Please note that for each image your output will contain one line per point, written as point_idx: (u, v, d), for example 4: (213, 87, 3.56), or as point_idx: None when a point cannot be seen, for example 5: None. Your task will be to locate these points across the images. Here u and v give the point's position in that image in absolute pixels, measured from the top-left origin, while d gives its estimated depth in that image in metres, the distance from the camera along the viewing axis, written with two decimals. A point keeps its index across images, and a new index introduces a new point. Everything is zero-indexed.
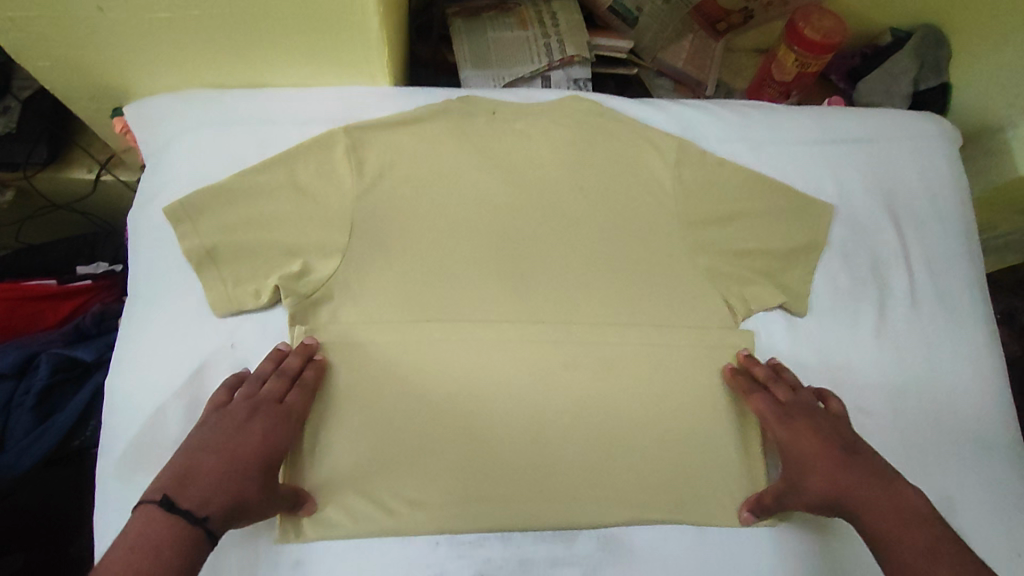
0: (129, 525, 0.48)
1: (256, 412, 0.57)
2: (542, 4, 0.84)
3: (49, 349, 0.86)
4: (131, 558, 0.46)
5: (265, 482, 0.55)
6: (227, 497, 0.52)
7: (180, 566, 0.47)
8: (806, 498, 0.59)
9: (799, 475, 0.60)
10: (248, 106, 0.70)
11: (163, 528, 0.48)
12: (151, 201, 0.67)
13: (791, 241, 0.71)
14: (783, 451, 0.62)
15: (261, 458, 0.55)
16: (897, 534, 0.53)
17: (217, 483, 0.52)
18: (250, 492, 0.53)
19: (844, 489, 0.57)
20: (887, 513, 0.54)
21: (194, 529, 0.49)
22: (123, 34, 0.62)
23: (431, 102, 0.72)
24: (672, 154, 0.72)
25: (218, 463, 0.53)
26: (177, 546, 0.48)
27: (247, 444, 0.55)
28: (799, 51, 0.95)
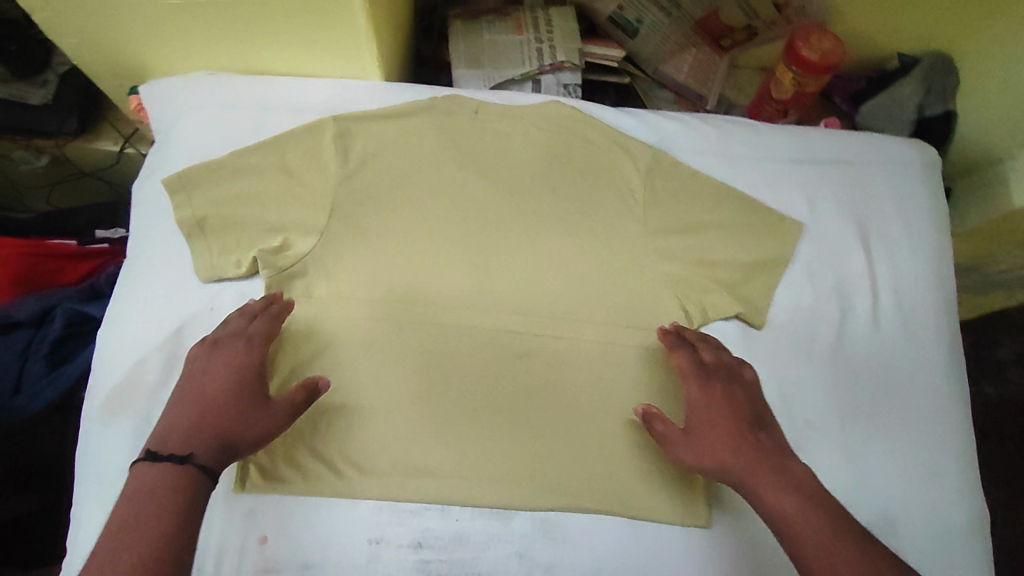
0: (127, 484, 0.52)
1: (217, 361, 0.60)
2: (540, 12, 0.88)
3: (65, 303, 0.94)
4: (132, 510, 0.50)
5: (242, 398, 0.59)
6: (206, 424, 0.56)
7: (180, 510, 0.51)
8: (704, 457, 0.60)
9: (704, 436, 0.61)
10: (248, 92, 0.75)
11: (156, 477, 0.52)
12: (152, 173, 0.73)
13: (754, 255, 0.74)
14: (692, 404, 0.63)
15: (236, 395, 0.58)
16: (786, 514, 0.56)
17: (198, 432, 0.56)
18: (234, 428, 0.57)
19: (746, 462, 0.58)
20: (780, 493, 0.56)
21: (184, 467, 0.53)
22: (141, 18, 0.69)
23: (418, 97, 0.76)
24: (644, 163, 0.75)
25: (195, 415, 0.57)
26: (174, 485, 0.52)
27: (216, 390, 0.58)
28: (796, 70, 0.96)
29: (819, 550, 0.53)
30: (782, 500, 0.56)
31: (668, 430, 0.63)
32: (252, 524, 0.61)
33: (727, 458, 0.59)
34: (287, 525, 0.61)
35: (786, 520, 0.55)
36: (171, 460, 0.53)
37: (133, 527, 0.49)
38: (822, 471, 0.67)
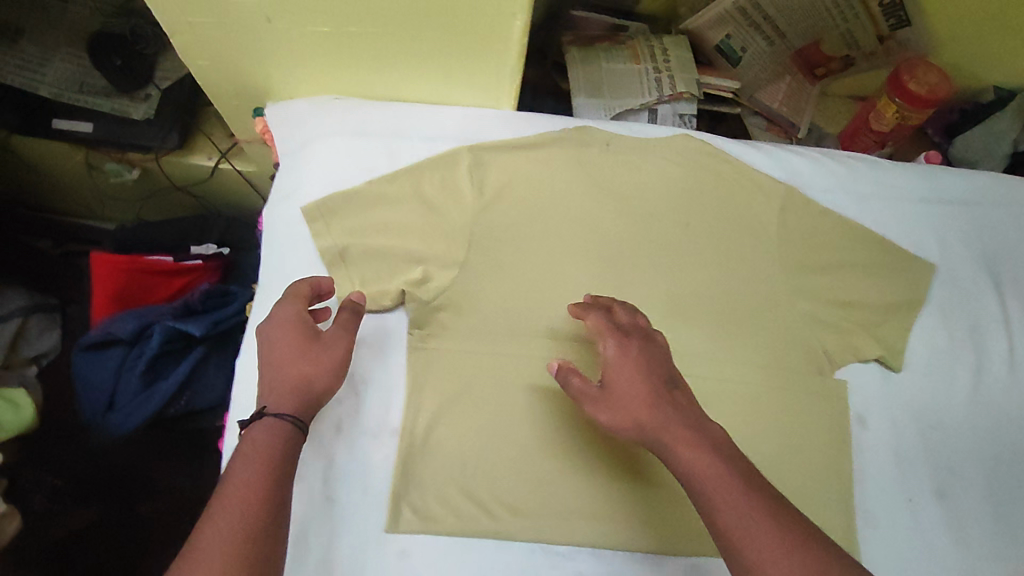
0: (236, 452, 0.55)
1: (270, 323, 0.62)
2: (655, 41, 0.87)
3: (162, 320, 0.93)
4: (248, 456, 0.55)
5: (299, 342, 0.61)
6: (276, 379, 0.59)
7: (283, 466, 0.55)
8: (626, 411, 0.59)
9: (622, 393, 0.59)
10: (381, 118, 0.74)
11: (259, 432, 0.56)
12: (287, 199, 0.72)
13: (888, 297, 0.73)
14: (609, 363, 0.62)
15: (294, 346, 0.60)
16: (699, 471, 0.55)
17: (279, 389, 0.59)
18: (302, 374, 0.59)
19: (662, 422, 0.57)
20: (691, 453, 0.55)
21: (271, 419, 0.57)
22: (282, 44, 0.67)
23: (551, 129, 0.76)
24: (778, 202, 0.74)
25: (272, 377, 0.59)
26: (272, 436, 0.56)
27: (277, 350, 0.60)
28: (901, 102, 0.95)
29: (735, 514, 0.52)
30: (691, 459, 0.55)
31: (582, 384, 0.61)
32: (405, 565, 0.61)
33: (645, 415, 0.58)
34: (443, 566, 0.61)
35: (698, 480, 0.54)
36: (259, 422, 0.57)
37: (246, 487, 0.53)
38: (964, 518, 0.68)
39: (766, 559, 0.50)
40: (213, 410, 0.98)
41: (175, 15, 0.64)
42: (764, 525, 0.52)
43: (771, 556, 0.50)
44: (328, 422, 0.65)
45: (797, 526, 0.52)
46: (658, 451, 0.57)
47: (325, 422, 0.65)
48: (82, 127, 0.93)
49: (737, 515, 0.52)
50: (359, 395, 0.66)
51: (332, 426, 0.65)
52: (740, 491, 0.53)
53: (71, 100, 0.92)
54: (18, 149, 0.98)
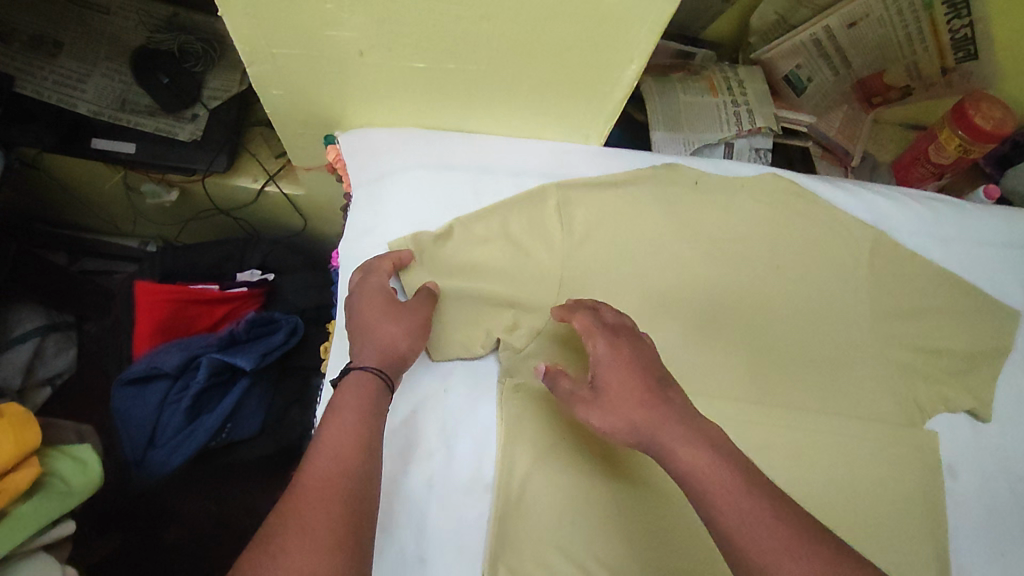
0: (326, 407, 0.55)
1: (355, 290, 0.63)
2: (730, 72, 0.85)
3: (208, 353, 0.88)
4: (344, 403, 0.55)
5: (385, 307, 0.61)
6: (362, 339, 0.59)
7: (373, 418, 0.55)
8: (617, 412, 0.55)
9: (615, 395, 0.55)
10: (465, 152, 0.71)
11: (345, 387, 0.56)
12: (364, 237, 0.68)
13: (978, 345, 0.71)
14: (594, 364, 0.57)
15: (381, 309, 0.61)
16: (696, 472, 0.50)
17: (366, 347, 0.59)
18: (387, 334, 0.59)
19: (657, 424, 0.53)
20: (689, 454, 0.51)
21: (357, 375, 0.57)
22: (368, 76, 0.64)
23: (637, 165, 0.74)
24: (865, 246, 0.73)
25: (359, 337, 0.60)
26: (360, 388, 0.56)
27: (363, 313, 0.61)
28: (964, 137, 0.94)
29: (740, 519, 0.47)
30: (690, 460, 0.51)
31: (578, 390, 0.58)
32: None
33: (640, 418, 0.53)
34: None
35: (699, 482, 0.50)
36: (348, 376, 0.57)
37: (339, 437, 0.53)
38: None
39: (774, 566, 0.46)
40: (252, 441, 0.95)
41: (257, 46, 0.60)
42: (772, 528, 0.47)
43: (782, 560, 0.46)
44: (419, 477, 0.61)
45: (803, 530, 0.47)
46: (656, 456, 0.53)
47: (416, 477, 0.61)
48: (124, 147, 0.86)
49: (740, 519, 0.47)
50: (450, 448, 0.63)
51: (423, 481, 0.61)
52: (743, 493, 0.48)
53: (112, 117, 0.86)
54: (52, 166, 0.93)
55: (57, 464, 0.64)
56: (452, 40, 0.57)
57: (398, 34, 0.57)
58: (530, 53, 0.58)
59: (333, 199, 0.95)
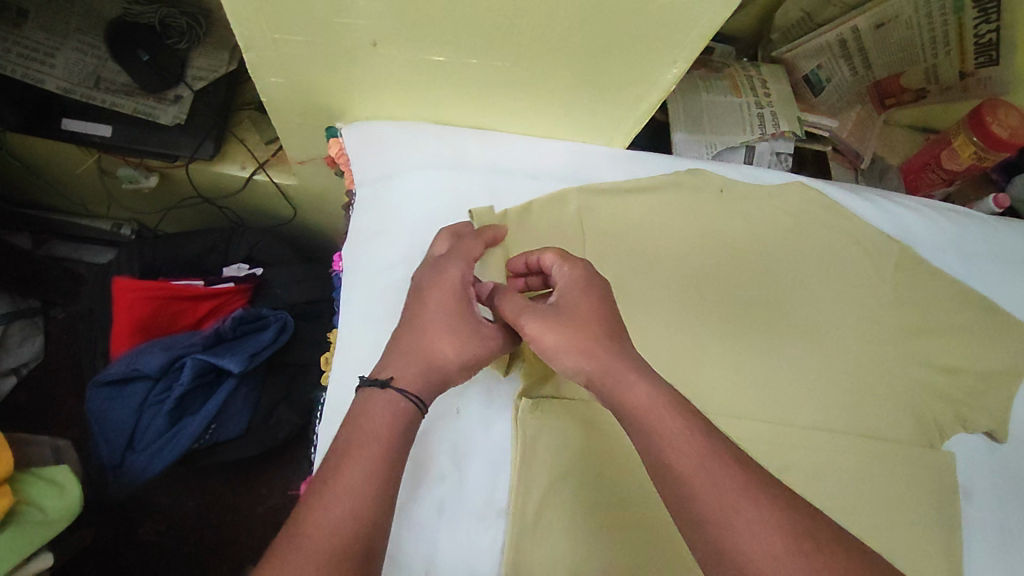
0: (344, 425, 0.47)
1: (432, 283, 0.54)
2: (753, 72, 0.81)
3: (193, 353, 0.83)
4: (362, 430, 0.46)
5: (457, 318, 0.53)
6: (416, 352, 0.51)
7: (393, 449, 0.46)
8: (577, 331, 0.49)
9: (572, 319, 0.50)
10: (480, 150, 0.66)
11: (372, 404, 0.48)
12: (370, 241, 0.64)
13: (1001, 365, 0.70)
14: (563, 288, 0.53)
15: (449, 321, 0.52)
16: (654, 408, 0.44)
17: (414, 360, 0.50)
18: (443, 353, 0.51)
19: (613, 356, 0.48)
20: (643, 387, 0.45)
21: (388, 392, 0.48)
22: (379, 67, 0.58)
23: (661, 170, 0.70)
24: (889, 259, 0.71)
25: (413, 343, 0.51)
26: (387, 414, 0.47)
27: (427, 317, 0.52)
28: (980, 144, 0.92)
29: (697, 458, 0.41)
30: (643, 393, 0.45)
31: (530, 309, 0.52)
32: None
33: (594, 343, 0.48)
34: None
35: (648, 417, 0.44)
36: (382, 393, 0.48)
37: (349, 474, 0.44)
38: None
39: (723, 507, 0.39)
40: (236, 442, 0.90)
41: (258, 30, 0.55)
42: (728, 471, 0.41)
43: (739, 499, 0.39)
44: (430, 503, 0.56)
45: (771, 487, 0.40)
46: (603, 387, 0.47)
47: (426, 501, 0.56)
48: (98, 129, 0.80)
49: (692, 456, 0.41)
50: (462, 472, 0.58)
51: (434, 507, 0.56)
52: (697, 433, 0.43)
53: (85, 96, 0.79)
54: (19, 147, 0.86)
55: (32, 492, 0.64)
56: (477, 34, 0.52)
57: (418, 25, 0.52)
58: (562, 51, 0.53)
59: (327, 192, 0.89)
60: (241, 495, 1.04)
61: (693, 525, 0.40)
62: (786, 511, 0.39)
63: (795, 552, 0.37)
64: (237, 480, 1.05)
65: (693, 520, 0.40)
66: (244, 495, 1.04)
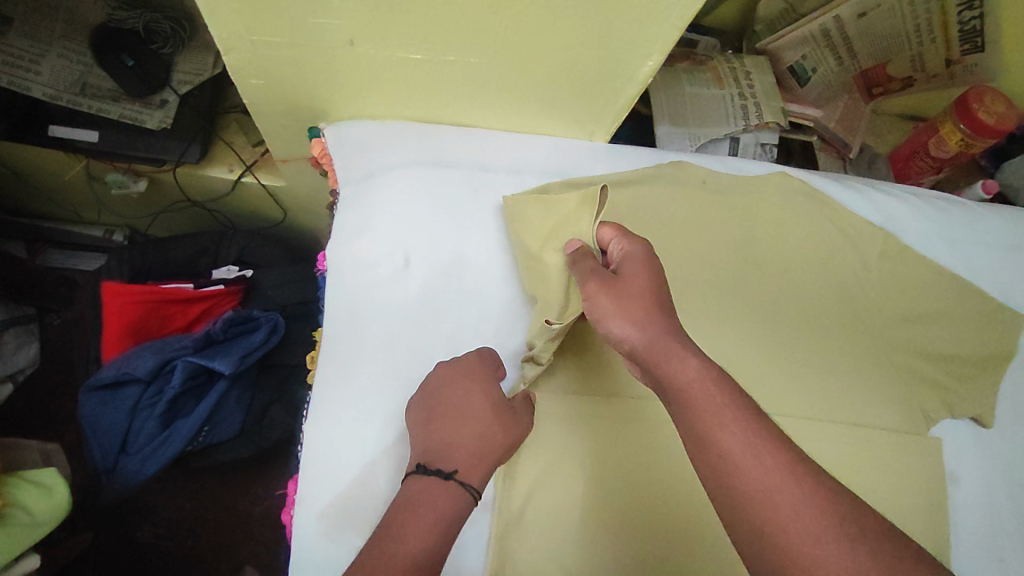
0: (402, 505, 0.49)
1: (460, 381, 0.55)
2: (736, 63, 0.81)
3: (183, 356, 0.83)
4: (425, 508, 0.49)
5: (500, 410, 0.55)
6: (469, 445, 0.53)
7: (441, 541, 0.48)
8: (633, 300, 0.48)
9: (630, 292, 0.48)
10: (461, 147, 0.66)
11: (430, 493, 0.50)
12: (353, 240, 0.64)
13: (984, 349, 0.70)
14: (621, 261, 0.52)
15: (494, 411, 0.54)
16: (702, 385, 0.44)
17: (468, 456, 0.52)
18: (491, 440, 0.53)
19: (664, 330, 0.47)
20: (690, 361, 0.45)
21: (450, 483, 0.50)
22: (358, 66, 0.59)
23: (644, 164, 0.70)
24: (873, 246, 0.71)
25: (461, 435, 0.53)
26: (444, 502, 0.49)
27: (469, 410, 0.54)
28: (967, 130, 0.93)
29: (741, 441, 0.41)
30: (691, 368, 0.44)
31: (590, 276, 0.51)
32: None
33: (648, 315, 0.47)
34: None
35: (693, 395, 0.43)
36: (441, 485, 0.50)
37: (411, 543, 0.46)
38: None
39: (763, 487, 0.40)
40: (231, 444, 0.91)
41: (236, 32, 0.55)
42: (768, 451, 0.41)
43: (779, 486, 0.40)
44: None
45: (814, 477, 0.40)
46: (646, 358, 0.46)
47: None
48: (85, 135, 0.80)
49: (736, 436, 0.41)
50: None
51: None
52: (741, 416, 0.42)
53: (72, 102, 0.80)
54: (7, 155, 0.86)
55: (19, 494, 0.65)
56: (453, 30, 0.53)
57: (394, 24, 0.52)
58: (538, 45, 0.53)
59: (315, 192, 0.90)
60: (237, 496, 1.05)
61: (734, 503, 0.40)
62: (822, 494, 0.40)
63: (837, 539, 0.38)
64: (234, 481, 1.05)
65: (737, 499, 0.40)
66: (240, 496, 1.05)
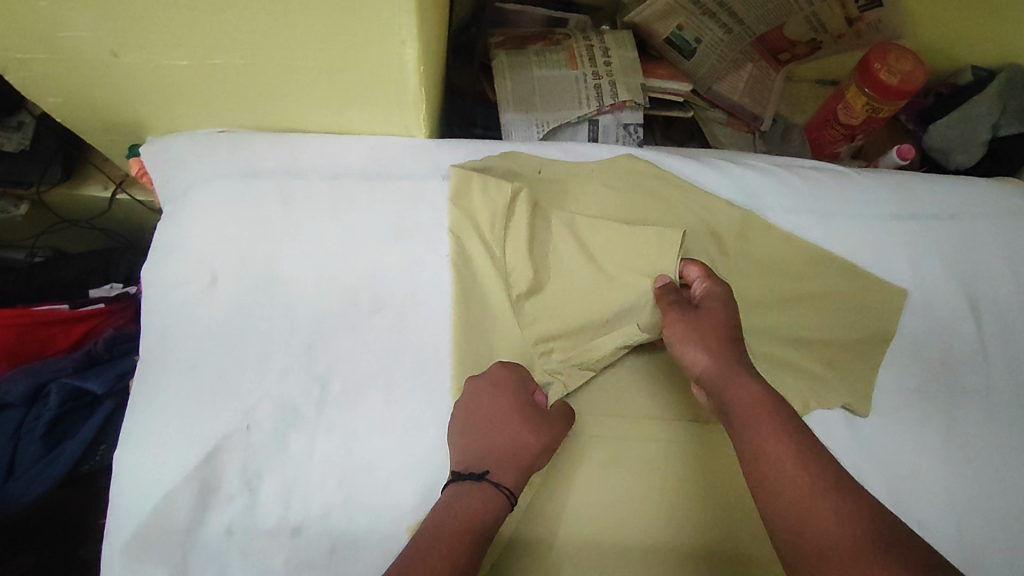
0: (441, 505, 0.50)
1: (495, 394, 0.56)
2: (595, 40, 0.77)
3: (60, 378, 0.84)
4: (465, 509, 0.49)
5: (532, 420, 0.55)
6: (498, 451, 0.53)
7: (469, 544, 0.47)
8: (706, 332, 0.53)
9: (707, 324, 0.54)
10: (272, 155, 0.64)
11: (470, 495, 0.50)
12: (167, 258, 0.62)
13: (855, 332, 0.66)
14: (701, 298, 0.57)
15: (533, 425, 0.55)
16: (752, 407, 0.48)
17: (499, 460, 0.52)
18: (532, 453, 0.54)
19: (732, 361, 0.52)
20: (753, 389, 0.49)
21: (483, 483, 0.51)
22: (138, 79, 0.56)
23: (471, 158, 0.66)
24: (733, 230, 0.66)
25: (501, 451, 0.53)
26: (483, 502, 0.50)
27: (505, 425, 0.54)
28: (870, 94, 0.86)
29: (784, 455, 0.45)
30: (753, 394, 0.49)
31: (671, 308, 0.56)
32: None
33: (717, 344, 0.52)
34: None
35: (749, 417, 0.48)
36: (479, 486, 0.51)
37: (451, 539, 0.47)
38: None
39: (800, 496, 0.43)
40: None
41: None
42: (814, 468, 0.44)
43: (814, 501, 0.42)
44: (218, 523, 0.56)
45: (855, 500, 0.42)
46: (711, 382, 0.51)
47: (213, 525, 0.56)
48: None
49: (784, 452, 0.45)
50: (254, 491, 0.57)
51: (222, 529, 0.56)
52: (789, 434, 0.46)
53: None
54: None
55: None
56: (199, 33, 0.50)
57: (139, 32, 0.50)
58: (295, 42, 0.50)
59: None
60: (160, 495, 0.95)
61: (778, 504, 0.43)
62: (858, 515, 0.41)
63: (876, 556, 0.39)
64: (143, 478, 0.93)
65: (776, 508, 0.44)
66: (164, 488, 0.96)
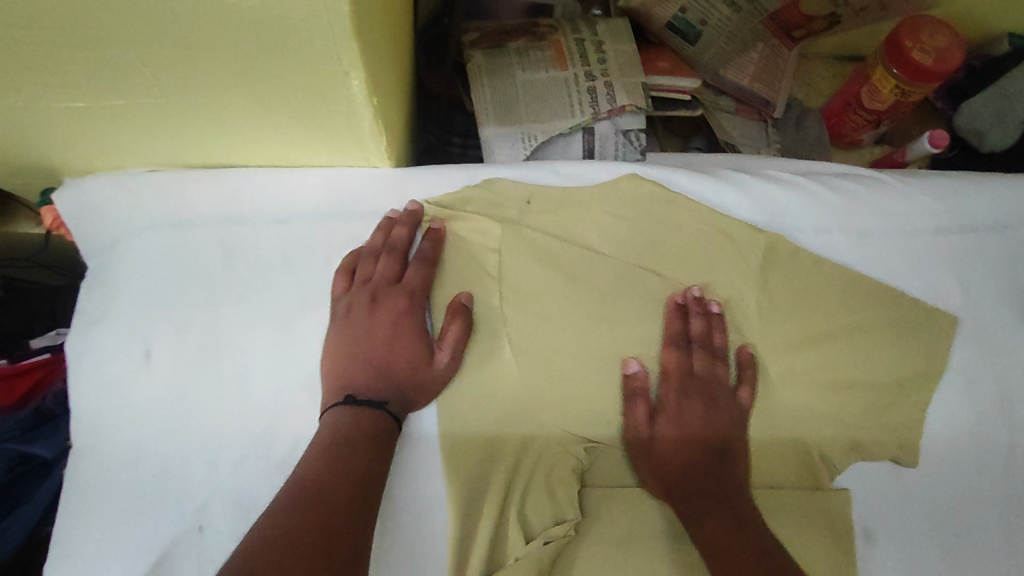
0: (322, 435, 0.46)
1: (373, 309, 0.51)
2: (585, 32, 0.67)
3: (1, 443, 0.70)
4: (348, 432, 0.46)
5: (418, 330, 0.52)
6: (386, 375, 0.50)
7: (378, 457, 0.46)
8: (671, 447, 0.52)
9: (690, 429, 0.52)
10: (209, 197, 0.54)
11: (358, 421, 0.47)
12: (96, 326, 0.53)
13: (898, 370, 0.57)
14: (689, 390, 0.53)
15: (388, 320, 0.51)
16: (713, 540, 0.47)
17: (383, 380, 0.49)
18: (382, 356, 0.50)
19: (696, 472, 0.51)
20: (712, 522, 0.48)
21: (380, 413, 0.48)
22: (28, 124, 0.46)
23: (445, 189, 0.57)
24: (756, 257, 0.57)
25: (343, 346, 0.50)
26: (375, 426, 0.47)
27: (356, 315, 0.51)
28: (900, 75, 0.75)
29: None
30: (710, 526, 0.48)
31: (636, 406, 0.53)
32: None
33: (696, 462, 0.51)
34: None
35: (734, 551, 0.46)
36: (377, 412, 0.48)
37: (341, 446, 0.45)
38: None
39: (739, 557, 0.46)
40: None
41: None
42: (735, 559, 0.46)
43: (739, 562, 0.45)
44: None
45: None
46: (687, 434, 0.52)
47: None
48: None
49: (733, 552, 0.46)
50: None
51: None
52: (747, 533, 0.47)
53: None
54: None
55: None
56: (84, 69, 0.40)
57: (8, 71, 0.40)
58: (203, 70, 0.40)
59: None
60: None
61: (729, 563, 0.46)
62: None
63: None
64: None
65: None
66: None
